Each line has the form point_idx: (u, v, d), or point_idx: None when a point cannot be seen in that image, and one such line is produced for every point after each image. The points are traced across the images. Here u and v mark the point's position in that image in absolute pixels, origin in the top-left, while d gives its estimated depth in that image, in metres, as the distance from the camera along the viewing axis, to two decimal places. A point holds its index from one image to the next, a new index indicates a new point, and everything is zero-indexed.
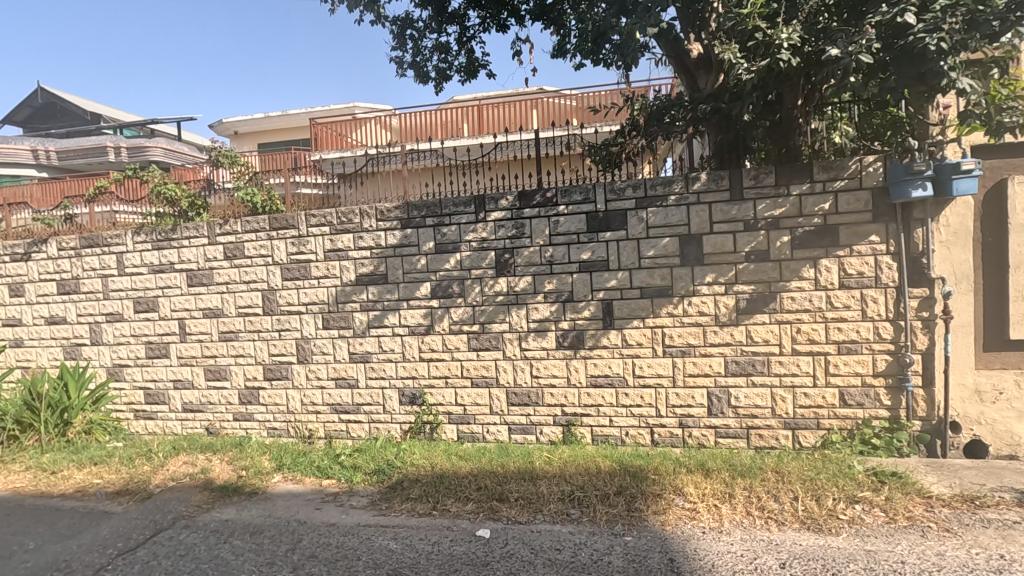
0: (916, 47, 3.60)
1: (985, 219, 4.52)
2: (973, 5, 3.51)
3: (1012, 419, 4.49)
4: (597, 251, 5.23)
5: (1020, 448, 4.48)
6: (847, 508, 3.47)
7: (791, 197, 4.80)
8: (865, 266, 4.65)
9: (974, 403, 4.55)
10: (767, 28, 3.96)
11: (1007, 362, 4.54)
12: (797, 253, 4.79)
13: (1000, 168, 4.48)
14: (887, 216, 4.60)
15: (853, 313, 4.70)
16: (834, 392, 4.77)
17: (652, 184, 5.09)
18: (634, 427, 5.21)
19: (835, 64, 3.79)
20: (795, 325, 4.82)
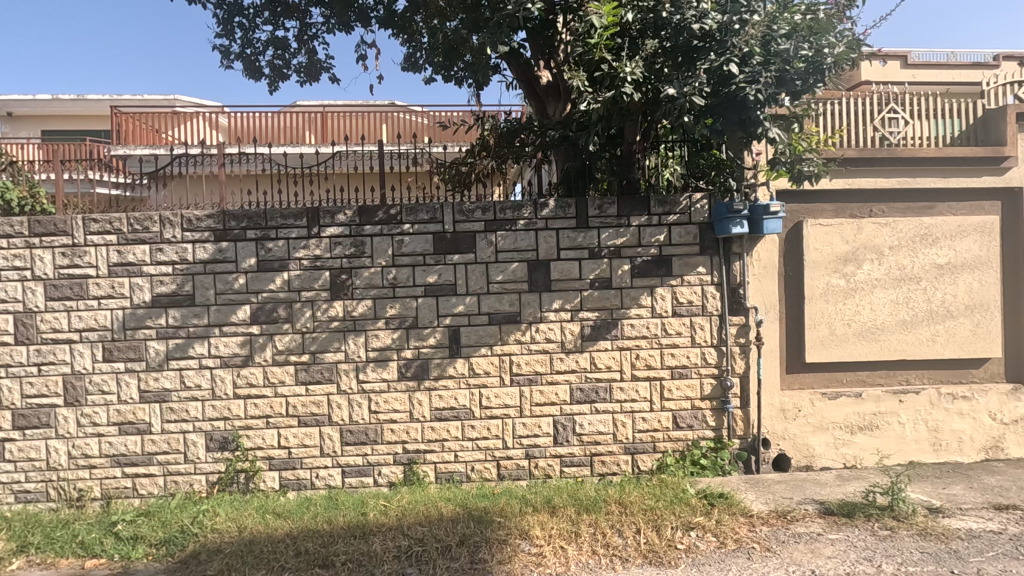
0: (738, 95, 3.95)
1: (787, 255, 5.08)
2: (780, 63, 3.94)
3: (808, 433, 5.04)
4: (444, 274, 4.91)
5: (814, 459, 5.04)
6: (684, 536, 3.53)
7: (632, 227, 4.97)
8: (694, 295, 4.96)
9: (780, 420, 5.03)
10: (612, 60, 4.12)
11: (804, 383, 5.10)
12: (636, 282, 4.95)
13: (798, 211, 5.09)
14: (712, 250, 4.97)
15: (684, 340, 4.97)
16: (668, 415, 4.97)
17: (502, 208, 4.94)
18: (480, 461, 4.92)
19: (672, 103, 4.00)
20: (635, 352, 4.96)
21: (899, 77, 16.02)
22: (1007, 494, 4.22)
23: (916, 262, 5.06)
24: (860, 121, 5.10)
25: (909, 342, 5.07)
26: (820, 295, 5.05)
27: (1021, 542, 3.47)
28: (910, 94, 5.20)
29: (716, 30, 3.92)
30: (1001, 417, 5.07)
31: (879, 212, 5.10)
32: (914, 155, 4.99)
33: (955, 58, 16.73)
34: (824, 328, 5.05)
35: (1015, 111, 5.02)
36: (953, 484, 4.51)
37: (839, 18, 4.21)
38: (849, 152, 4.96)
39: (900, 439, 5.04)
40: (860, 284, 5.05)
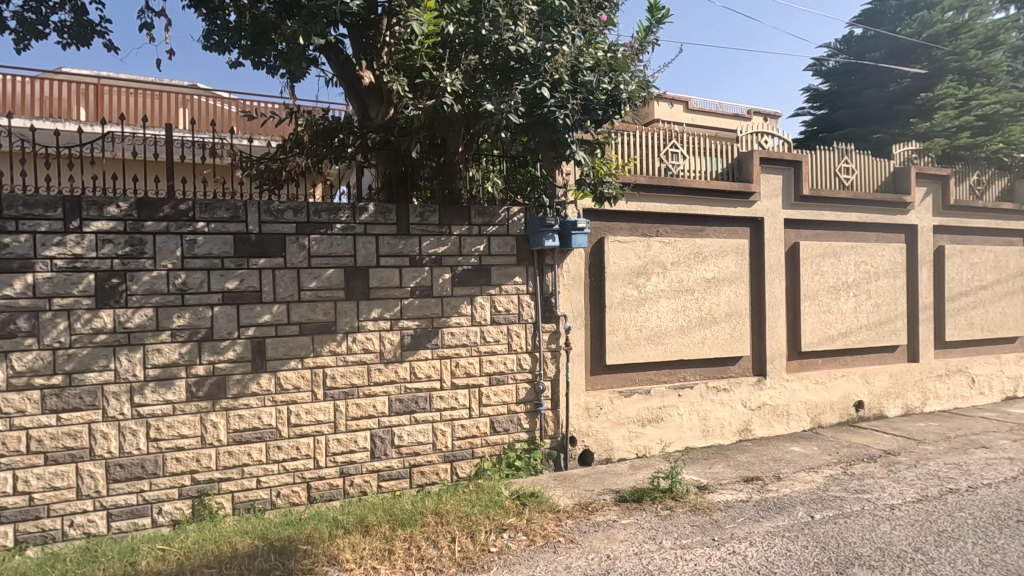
0: (550, 117, 4.25)
1: (591, 267, 5.60)
2: (585, 93, 4.34)
3: (608, 429, 5.56)
4: (247, 279, 4.41)
5: (613, 452, 5.57)
6: (497, 538, 3.64)
7: (453, 237, 5.01)
8: (511, 303, 5.19)
9: (585, 418, 5.48)
10: (433, 69, 4.27)
11: (605, 383, 5.64)
12: (457, 290, 5.00)
13: (600, 228, 5.63)
14: (527, 261, 5.26)
15: (502, 347, 5.16)
16: (486, 421, 5.09)
17: (316, 210, 4.61)
18: (287, 485, 4.50)
19: (489, 118, 4.16)
20: (454, 360, 4.99)
21: (682, 118, 18.92)
22: (753, 468, 5.15)
23: (690, 276, 5.95)
24: (649, 152, 5.83)
25: (685, 344, 5.92)
26: (618, 304, 5.63)
27: (761, 506, 4.25)
28: (686, 133, 6.12)
29: (530, 55, 4.17)
30: (750, 404, 6.18)
31: (663, 232, 5.88)
32: (689, 185, 5.86)
33: (723, 108, 20.28)
34: (620, 333, 5.64)
35: (759, 156, 6.21)
36: (716, 463, 5.35)
37: (633, 60, 4.77)
38: (641, 179, 5.63)
39: (679, 429, 5.83)
40: (648, 295, 5.76)
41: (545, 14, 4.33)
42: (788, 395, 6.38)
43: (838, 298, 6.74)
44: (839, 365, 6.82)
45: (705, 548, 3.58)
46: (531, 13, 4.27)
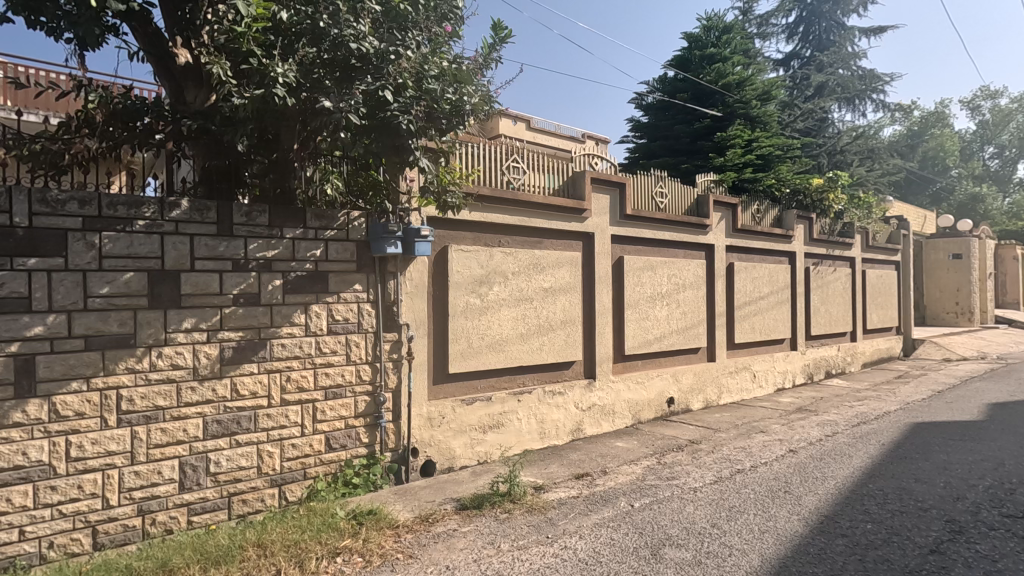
0: (392, 122, 4.17)
1: (434, 275, 5.57)
2: (429, 101, 4.32)
3: (450, 438, 5.55)
4: (10, 284, 3.57)
5: (454, 460, 5.56)
6: (330, 564, 3.40)
7: (284, 240, 4.62)
8: (350, 312, 4.94)
9: (427, 428, 5.40)
10: (262, 56, 3.85)
11: (447, 392, 5.64)
12: (288, 298, 4.62)
13: (444, 237, 5.64)
14: (368, 268, 5.06)
15: (339, 358, 4.87)
16: (321, 438, 4.76)
17: (112, 203, 3.91)
18: (64, 533, 3.71)
19: (327, 116, 3.92)
20: (285, 374, 4.58)
21: (523, 135, 19.94)
22: (583, 465, 5.53)
23: (529, 285, 6.23)
24: (492, 165, 6.00)
25: (525, 351, 6.17)
26: (461, 313, 5.68)
27: (589, 500, 4.57)
28: (527, 149, 6.42)
29: (372, 55, 4.05)
30: (581, 406, 6.64)
31: (505, 243, 6.09)
32: (529, 199, 6.15)
33: (561, 129, 21.78)
34: (463, 342, 5.69)
35: (590, 176, 6.75)
36: (551, 464, 5.64)
37: (477, 74, 4.86)
38: (484, 190, 5.77)
39: (518, 433, 6.04)
40: (490, 303, 5.90)
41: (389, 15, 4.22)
42: (614, 395, 6.99)
43: (654, 307, 7.59)
44: (655, 366, 7.66)
45: (540, 546, 3.74)
46: (375, 13, 4.12)
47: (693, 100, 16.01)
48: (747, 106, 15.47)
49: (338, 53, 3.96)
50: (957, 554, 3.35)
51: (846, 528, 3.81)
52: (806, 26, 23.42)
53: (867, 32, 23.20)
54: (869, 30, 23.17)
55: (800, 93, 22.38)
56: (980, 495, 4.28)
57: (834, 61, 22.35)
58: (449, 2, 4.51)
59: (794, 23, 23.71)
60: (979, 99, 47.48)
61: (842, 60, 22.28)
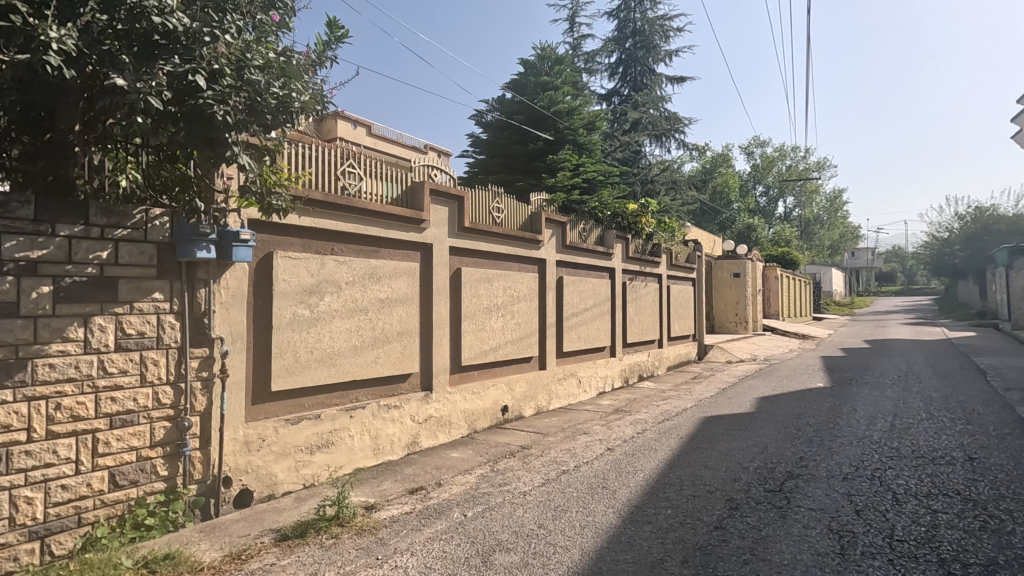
0: (205, 111, 3.73)
1: (256, 284, 5.07)
2: (252, 93, 3.92)
3: (271, 462, 5.05)
4: None
5: (276, 486, 5.06)
6: None
7: (56, 238, 3.80)
8: (146, 325, 4.25)
9: (243, 454, 4.85)
10: (28, 13, 3.08)
11: (269, 412, 5.14)
12: (61, 308, 3.81)
13: (268, 242, 5.17)
14: (171, 274, 4.42)
15: (131, 379, 4.15)
16: (103, 476, 3.98)
17: None
18: None
19: (120, 96, 3.37)
20: (53, 402, 3.74)
21: (362, 140, 19.32)
22: (417, 480, 5.44)
23: (364, 295, 6.00)
24: (325, 168, 5.67)
25: (358, 365, 5.90)
26: (286, 325, 5.24)
27: (422, 515, 4.50)
28: (364, 155, 6.20)
29: (182, 33, 3.54)
30: (417, 418, 6.55)
31: (338, 251, 5.79)
32: (365, 206, 5.94)
33: (403, 138, 21.54)
34: (289, 356, 5.25)
35: (429, 188, 6.75)
36: (384, 481, 5.45)
37: (309, 70, 4.56)
38: (316, 195, 5.42)
39: (349, 451, 5.73)
40: (321, 314, 5.54)
41: None
42: (450, 406, 7.02)
43: (490, 318, 7.82)
44: (490, 376, 7.87)
45: (370, 569, 3.58)
46: None
47: (529, 123, 16.99)
48: (575, 133, 16.85)
49: (136, 26, 3.41)
50: (733, 528, 3.95)
51: (652, 515, 4.27)
52: (625, 67, 26.35)
53: (671, 80, 26.88)
54: (673, 79, 26.86)
55: (619, 127, 25.05)
56: (750, 476, 5.12)
57: (647, 101, 25.47)
58: None
59: (615, 64, 26.54)
60: (752, 146, 57.80)
61: (652, 102, 25.48)
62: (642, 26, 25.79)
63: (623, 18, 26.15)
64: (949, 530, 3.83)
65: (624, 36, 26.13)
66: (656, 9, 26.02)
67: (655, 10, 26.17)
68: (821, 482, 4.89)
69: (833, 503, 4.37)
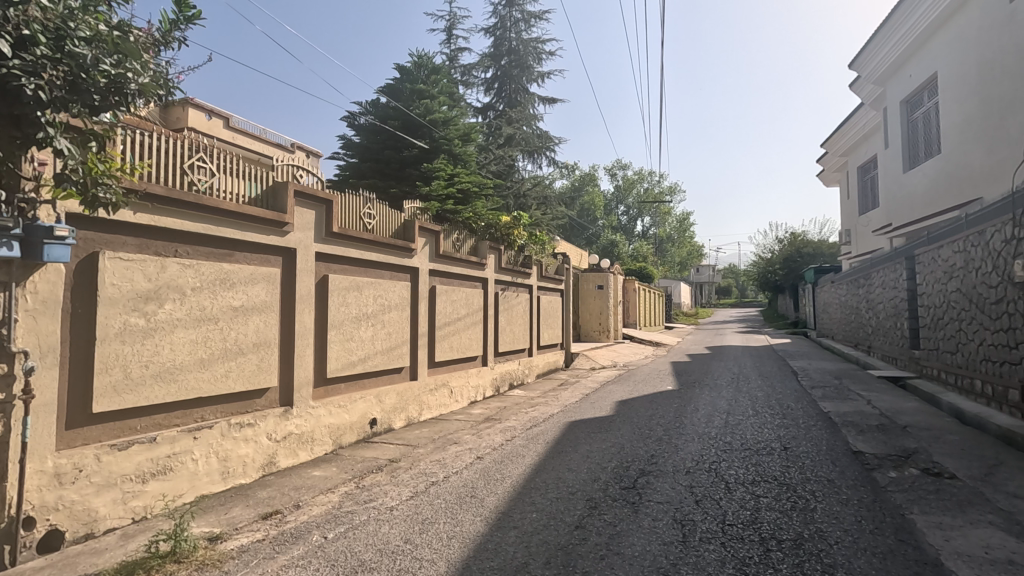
0: (9, 83, 3.14)
1: (74, 289, 4.36)
2: (74, 67, 3.38)
3: (90, 496, 4.34)
4: None
5: (97, 524, 4.35)
6: None
7: None
8: None
9: (52, 489, 4.11)
10: None
11: (88, 438, 4.42)
12: None
13: (92, 240, 4.47)
14: None
15: None
16: None
17: None
18: None
19: None
20: None
21: (218, 132, 17.60)
22: (272, 503, 5.02)
23: (214, 303, 5.44)
24: (168, 159, 5.07)
25: (205, 380, 5.32)
26: (114, 336, 4.56)
27: (277, 541, 4.16)
28: (217, 149, 5.64)
29: None
30: (274, 437, 6.06)
31: (183, 253, 5.19)
32: (216, 205, 5.39)
33: (265, 134, 20.01)
34: (117, 372, 4.58)
35: (293, 189, 6.34)
36: (233, 507, 4.95)
37: (150, 50, 4.06)
38: (156, 189, 4.82)
39: (192, 477, 5.12)
40: (159, 324, 4.91)
41: None
42: (313, 422, 6.60)
43: (359, 328, 7.51)
44: (357, 388, 7.54)
45: None
46: None
47: (403, 129, 16.73)
48: (450, 143, 16.93)
49: None
50: (592, 526, 4.18)
51: (517, 520, 4.38)
52: (500, 84, 27.11)
53: (543, 100, 28.18)
54: (544, 99, 28.18)
55: (494, 141, 25.65)
56: (608, 475, 5.47)
57: (520, 118, 26.41)
58: None
59: (491, 79, 27.21)
60: (615, 168, 62.47)
61: (525, 119, 26.46)
62: (518, 45, 26.74)
63: (499, 36, 26.92)
64: (768, 512, 4.40)
65: (499, 53, 26.91)
66: (530, 32, 27.18)
67: (529, 32, 27.31)
68: (668, 477, 5.37)
69: (677, 496, 4.81)
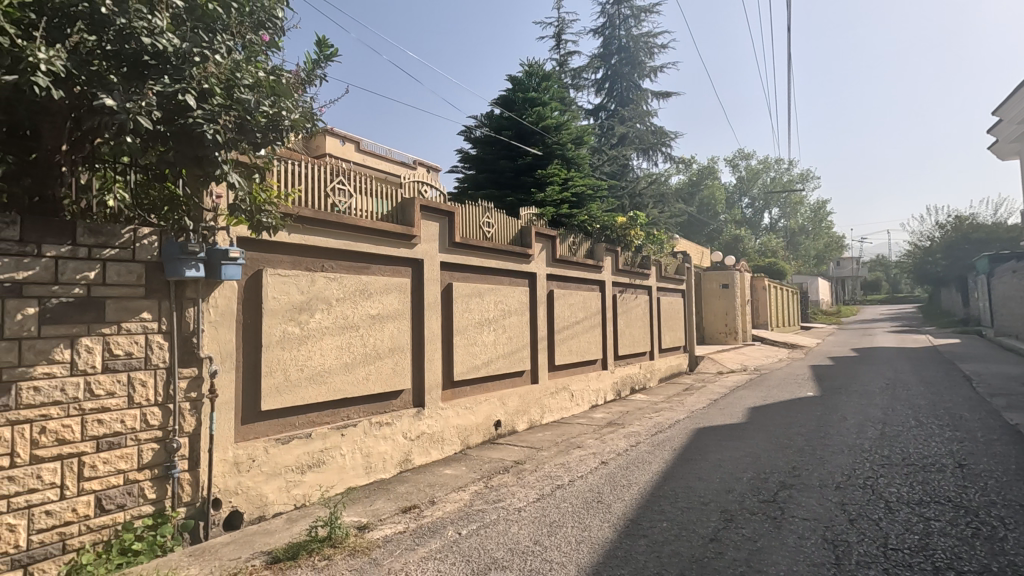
0: (194, 130, 3.71)
1: (245, 303, 5.03)
2: (242, 111, 3.91)
3: (261, 483, 4.96)
4: None
5: (267, 508, 4.97)
6: None
7: (41, 259, 3.71)
8: (133, 346, 4.17)
9: (232, 475, 4.76)
10: (18, 37, 3.10)
11: (258, 432, 5.07)
12: (44, 331, 3.70)
13: (257, 260, 5.14)
14: (159, 293, 4.35)
15: (117, 401, 4.05)
16: (88, 501, 3.85)
17: None
18: None
19: (109, 116, 3.35)
20: (38, 425, 3.62)
21: (351, 156, 19.33)
22: (410, 498, 5.39)
23: (355, 312, 5.97)
24: (314, 184, 5.66)
25: (349, 382, 5.85)
26: (276, 342, 5.19)
27: (416, 534, 4.46)
28: (352, 170, 6.19)
29: (171, 53, 3.55)
30: (409, 435, 6.49)
31: (328, 267, 5.77)
32: (353, 222, 5.92)
33: (391, 153, 21.52)
34: (279, 374, 5.19)
35: (419, 204, 6.76)
36: (376, 499, 5.39)
37: (298, 89, 4.58)
38: (306, 212, 5.40)
39: (341, 470, 5.66)
40: (311, 331, 5.50)
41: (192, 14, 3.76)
42: (442, 422, 6.97)
43: (482, 332, 7.81)
44: (482, 391, 7.83)
45: None
46: (176, 8, 3.64)
47: (516, 138, 17.12)
48: (563, 148, 17.01)
49: (124, 47, 3.42)
50: (729, 540, 3.95)
51: (646, 528, 4.26)
52: (611, 83, 26.71)
53: (657, 95, 27.30)
54: (658, 94, 27.28)
55: (607, 141, 25.34)
56: (744, 487, 5.13)
57: (633, 116, 25.82)
58: (265, 11, 4.23)
59: (601, 79, 26.92)
60: (737, 158, 58.61)
61: (638, 116, 25.82)
62: (628, 42, 26.20)
63: (608, 35, 26.57)
64: (941, 538, 3.86)
65: (609, 52, 26.55)
66: (641, 27, 26.50)
67: (639, 27, 26.65)
68: (814, 491, 4.91)
69: (826, 513, 4.38)
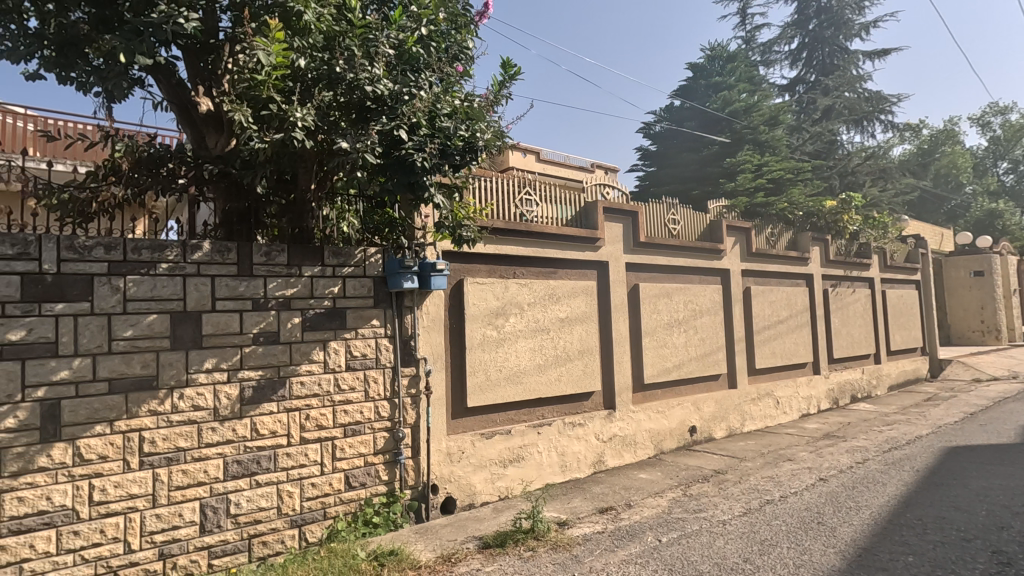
0: (406, 159, 4.25)
1: (451, 310, 5.59)
2: (443, 138, 4.38)
3: (470, 473, 5.45)
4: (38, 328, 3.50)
5: (475, 496, 5.44)
6: None
7: (302, 278, 4.59)
8: (367, 348, 4.91)
9: (446, 464, 5.31)
10: (281, 102, 3.91)
11: (466, 426, 5.57)
12: (307, 336, 4.55)
13: (458, 270, 5.67)
14: (384, 302, 5.06)
15: (358, 395, 4.80)
16: (340, 477, 4.63)
17: (136, 247, 3.86)
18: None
19: (345, 156, 4.02)
20: (304, 412, 4.48)
21: (533, 167, 20.22)
22: (606, 499, 5.41)
23: (545, 315, 6.22)
24: (505, 197, 6.06)
25: (542, 383, 6.11)
26: (478, 345, 5.66)
27: (615, 536, 4.46)
28: (538, 180, 6.47)
29: (387, 96, 4.14)
30: (602, 436, 6.53)
31: (520, 274, 6.11)
32: (541, 230, 6.19)
33: (570, 159, 21.97)
34: (481, 374, 5.65)
35: (602, 206, 6.79)
36: (573, 498, 5.53)
37: (488, 111, 4.97)
38: (498, 223, 5.81)
39: (539, 466, 5.93)
40: (507, 335, 5.88)
41: (400, 59, 4.34)
42: (634, 425, 6.87)
43: (672, 334, 7.52)
44: (674, 394, 7.53)
45: None
46: (389, 56, 4.24)
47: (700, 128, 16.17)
48: (755, 131, 15.60)
49: (352, 96, 4.09)
50: None
51: (885, 561, 3.66)
52: (809, 52, 23.72)
53: (870, 56, 23.44)
54: (872, 54, 23.41)
55: (807, 117, 22.53)
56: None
57: (840, 84, 22.54)
58: (457, 44, 4.76)
59: (797, 49, 24.05)
60: (988, 115, 47.34)
61: (847, 83, 22.47)
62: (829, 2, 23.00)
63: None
64: None
65: (805, 18, 23.62)
66: None
67: None
68: None
69: None
